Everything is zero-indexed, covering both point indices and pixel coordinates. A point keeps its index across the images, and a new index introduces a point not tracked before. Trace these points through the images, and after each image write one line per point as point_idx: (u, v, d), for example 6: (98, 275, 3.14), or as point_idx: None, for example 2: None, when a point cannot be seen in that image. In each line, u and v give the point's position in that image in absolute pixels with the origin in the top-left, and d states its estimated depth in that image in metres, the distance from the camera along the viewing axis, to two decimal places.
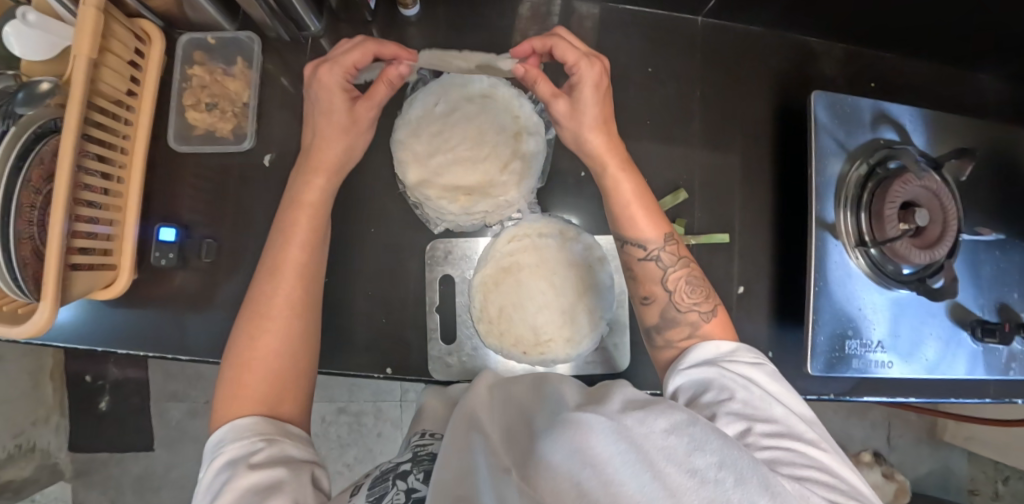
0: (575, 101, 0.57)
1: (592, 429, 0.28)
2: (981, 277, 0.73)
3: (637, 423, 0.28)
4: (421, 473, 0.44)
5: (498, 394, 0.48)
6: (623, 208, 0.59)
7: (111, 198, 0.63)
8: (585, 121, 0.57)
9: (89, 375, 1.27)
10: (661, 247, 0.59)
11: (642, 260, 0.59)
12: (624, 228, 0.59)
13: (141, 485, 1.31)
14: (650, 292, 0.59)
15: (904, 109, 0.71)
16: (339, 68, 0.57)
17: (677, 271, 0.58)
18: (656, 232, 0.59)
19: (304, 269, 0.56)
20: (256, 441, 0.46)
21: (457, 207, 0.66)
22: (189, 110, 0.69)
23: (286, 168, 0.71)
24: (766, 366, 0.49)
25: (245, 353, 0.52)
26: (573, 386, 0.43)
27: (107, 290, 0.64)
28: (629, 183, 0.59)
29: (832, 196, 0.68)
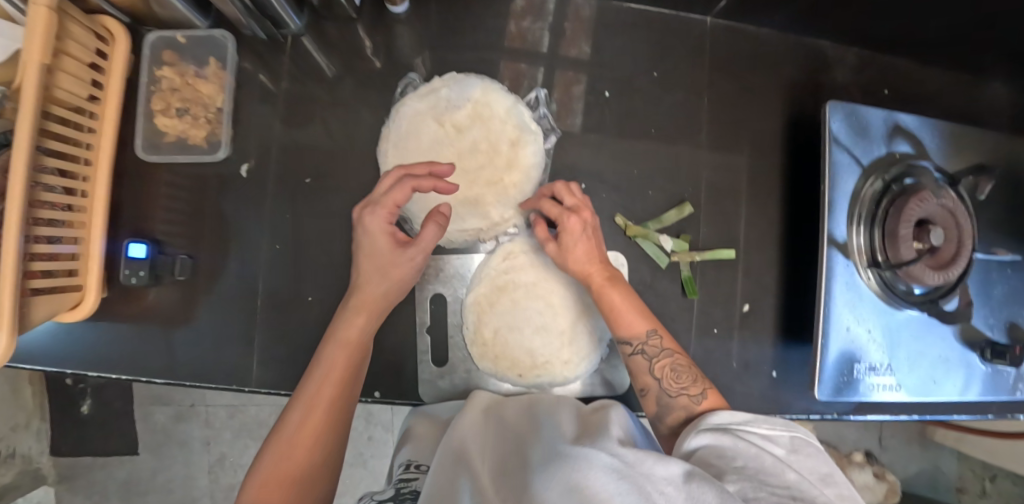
0: (563, 245, 0.57)
1: (589, 461, 0.36)
2: (992, 297, 0.70)
3: (633, 469, 0.35)
4: None
5: (490, 423, 0.54)
6: (609, 311, 0.55)
7: (75, 214, 0.58)
8: (572, 250, 0.57)
9: (71, 378, 1.22)
10: (646, 341, 0.53)
11: (631, 356, 0.54)
12: (611, 326, 0.55)
13: (127, 490, 1.26)
14: (644, 384, 0.53)
15: (921, 121, 0.67)
16: (383, 210, 0.55)
17: (662, 361, 0.52)
18: (641, 327, 0.54)
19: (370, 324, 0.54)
20: None
21: (451, 226, 0.62)
22: (159, 116, 0.63)
23: (264, 178, 0.67)
24: (793, 437, 0.42)
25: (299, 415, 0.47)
26: (563, 417, 0.51)
27: (72, 311, 0.60)
28: (619, 294, 0.55)
29: (845, 213, 0.65)
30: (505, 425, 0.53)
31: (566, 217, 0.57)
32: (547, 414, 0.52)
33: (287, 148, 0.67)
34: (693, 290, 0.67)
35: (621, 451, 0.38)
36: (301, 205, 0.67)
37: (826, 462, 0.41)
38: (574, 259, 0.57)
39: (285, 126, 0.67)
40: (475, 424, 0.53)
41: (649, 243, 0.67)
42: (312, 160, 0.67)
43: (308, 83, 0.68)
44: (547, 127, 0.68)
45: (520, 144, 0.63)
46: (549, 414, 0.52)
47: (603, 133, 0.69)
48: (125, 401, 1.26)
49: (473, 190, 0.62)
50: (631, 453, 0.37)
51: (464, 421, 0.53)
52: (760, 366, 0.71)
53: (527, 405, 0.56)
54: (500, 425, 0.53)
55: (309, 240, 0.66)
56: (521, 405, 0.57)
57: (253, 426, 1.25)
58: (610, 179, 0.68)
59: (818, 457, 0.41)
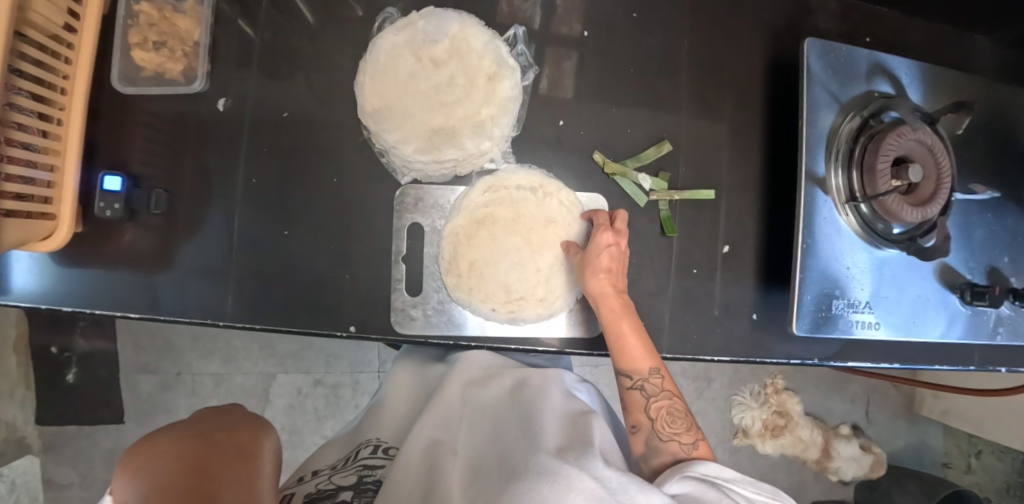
0: (588, 255, 0.61)
1: (571, 483, 0.41)
2: (973, 240, 0.70)
3: (611, 497, 0.40)
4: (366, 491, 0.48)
5: (470, 400, 0.58)
6: (616, 337, 0.59)
7: (49, 140, 0.57)
8: (591, 262, 0.61)
9: (55, 346, 1.18)
10: (647, 378, 0.57)
11: (629, 389, 0.58)
12: (615, 354, 0.59)
13: (112, 459, 1.20)
14: (636, 420, 0.56)
15: (901, 61, 0.67)
16: None
17: (660, 402, 0.56)
18: (647, 363, 0.57)
19: None
20: None
21: (428, 157, 0.62)
22: (135, 49, 0.64)
23: (243, 116, 0.67)
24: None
25: None
26: (544, 409, 0.55)
27: (45, 243, 0.59)
28: (628, 323, 0.59)
29: (822, 150, 0.65)
30: (484, 406, 0.57)
31: (602, 233, 0.62)
32: (528, 405, 0.55)
33: (267, 87, 0.67)
34: (672, 229, 0.67)
35: (602, 471, 0.43)
36: (280, 140, 0.66)
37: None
38: (598, 274, 0.60)
39: (263, 64, 0.67)
40: (455, 404, 0.58)
41: (628, 182, 0.68)
42: (292, 98, 0.67)
43: (288, 32, 0.68)
44: (525, 64, 0.68)
45: (498, 79, 0.63)
46: (528, 402, 0.56)
47: (583, 74, 0.69)
48: (111, 370, 1.21)
49: (450, 122, 0.62)
50: (611, 475, 0.42)
51: (446, 394, 0.58)
52: (742, 308, 0.70)
53: (510, 384, 0.60)
54: (478, 404, 0.58)
55: (288, 175, 0.66)
56: (505, 382, 0.61)
57: (239, 395, 1.24)
58: (590, 118, 0.69)
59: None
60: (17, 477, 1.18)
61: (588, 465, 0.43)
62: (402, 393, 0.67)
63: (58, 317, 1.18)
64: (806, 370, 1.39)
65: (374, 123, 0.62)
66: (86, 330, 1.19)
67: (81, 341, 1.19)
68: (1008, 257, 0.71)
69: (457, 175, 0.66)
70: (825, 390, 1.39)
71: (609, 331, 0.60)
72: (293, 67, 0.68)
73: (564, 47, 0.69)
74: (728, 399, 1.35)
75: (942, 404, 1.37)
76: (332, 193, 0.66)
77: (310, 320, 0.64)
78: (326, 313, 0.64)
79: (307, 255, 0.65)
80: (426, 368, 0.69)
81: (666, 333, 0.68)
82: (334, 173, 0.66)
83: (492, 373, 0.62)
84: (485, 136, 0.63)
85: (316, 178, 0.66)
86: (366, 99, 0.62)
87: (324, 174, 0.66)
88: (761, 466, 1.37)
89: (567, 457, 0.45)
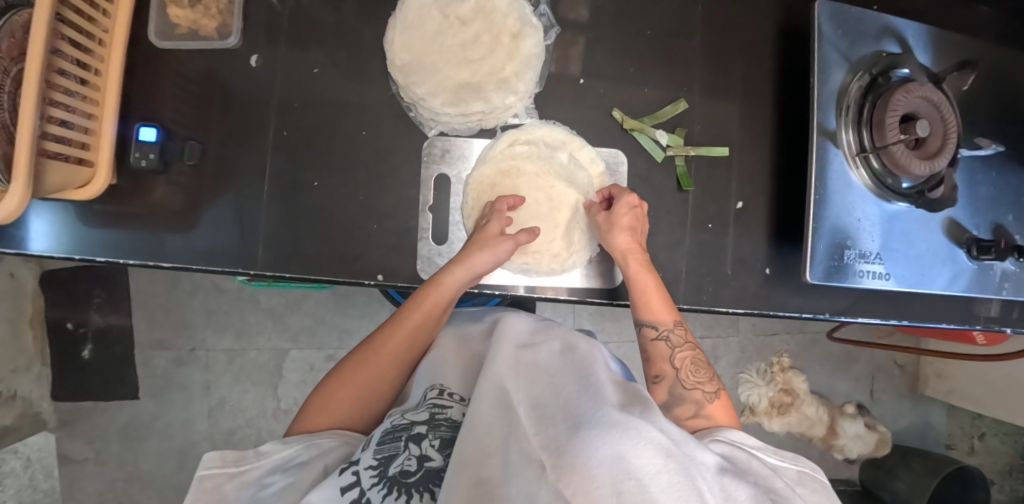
0: (614, 213, 0.65)
1: (639, 432, 0.32)
2: (978, 197, 0.72)
3: (678, 449, 0.33)
4: (435, 440, 0.42)
5: (525, 359, 0.49)
6: (639, 290, 0.62)
7: (88, 89, 0.60)
8: (616, 219, 0.65)
9: (72, 322, 1.15)
10: (671, 329, 0.60)
11: (653, 340, 0.59)
12: (640, 309, 0.62)
13: (126, 436, 1.17)
14: (660, 371, 0.57)
15: (909, 24, 0.70)
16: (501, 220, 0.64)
17: (684, 353, 0.57)
18: (668, 317, 0.61)
19: (437, 309, 0.62)
20: (299, 448, 0.48)
21: (454, 110, 0.66)
22: (171, 5, 0.66)
23: (271, 72, 0.69)
24: (800, 472, 0.47)
25: (353, 371, 0.57)
26: (603, 370, 0.47)
27: (80, 190, 0.61)
28: (651, 277, 0.63)
29: (833, 106, 0.67)
30: (540, 364, 0.48)
31: (622, 194, 0.66)
32: (588, 364, 0.47)
33: (296, 46, 0.70)
34: (688, 183, 0.71)
35: (664, 425, 0.36)
36: (312, 97, 0.69)
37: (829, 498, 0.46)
38: (620, 231, 0.64)
39: (293, 24, 0.70)
40: (511, 360, 0.49)
41: (645, 137, 0.71)
42: (320, 57, 0.70)
43: (315, 4, 0.70)
44: (546, 25, 0.71)
45: (520, 36, 0.66)
46: (586, 360, 0.48)
47: (600, 37, 0.72)
48: (126, 345, 1.18)
49: (476, 78, 0.66)
50: (672, 429, 0.36)
51: (499, 355, 0.50)
52: (754, 264, 0.73)
53: (560, 347, 0.52)
54: (535, 363, 0.49)
55: (317, 131, 0.69)
56: (554, 346, 0.53)
57: (253, 371, 1.20)
58: (607, 78, 0.72)
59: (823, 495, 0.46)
60: (32, 453, 1.12)
61: (650, 417, 0.36)
62: (449, 353, 0.60)
63: (76, 292, 1.15)
64: (812, 349, 1.40)
65: (405, 76, 0.65)
66: (102, 306, 1.16)
67: (97, 317, 1.16)
68: (1012, 216, 0.73)
69: (482, 129, 0.70)
70: (830, 368, 1.40)
71: (634, 283, 0.63)
72: (320, 42, 0.70)
73: (574, 32, 0.72)
74: (735, 377, 1.37)
75: (946, 384, 1.37)
76: (359, 145, 0.69)
77: (336, 268, 0.67)
78: (355, 263, 0.68)
79: (334, 207, 0.68)
80: (467, 330, 0.64)
81: (683, 287, 0.71)
82: (361, 126, 0.69)
83: (538, 339, 0.55)
84: (509, 91, 0.67)
85: (342, 132, 0.69)
86: (396, 54, 0.66)
87: (352, 126, 0.69)
88: (768, 444, 1.37)
89: (631, 411, 0.36)
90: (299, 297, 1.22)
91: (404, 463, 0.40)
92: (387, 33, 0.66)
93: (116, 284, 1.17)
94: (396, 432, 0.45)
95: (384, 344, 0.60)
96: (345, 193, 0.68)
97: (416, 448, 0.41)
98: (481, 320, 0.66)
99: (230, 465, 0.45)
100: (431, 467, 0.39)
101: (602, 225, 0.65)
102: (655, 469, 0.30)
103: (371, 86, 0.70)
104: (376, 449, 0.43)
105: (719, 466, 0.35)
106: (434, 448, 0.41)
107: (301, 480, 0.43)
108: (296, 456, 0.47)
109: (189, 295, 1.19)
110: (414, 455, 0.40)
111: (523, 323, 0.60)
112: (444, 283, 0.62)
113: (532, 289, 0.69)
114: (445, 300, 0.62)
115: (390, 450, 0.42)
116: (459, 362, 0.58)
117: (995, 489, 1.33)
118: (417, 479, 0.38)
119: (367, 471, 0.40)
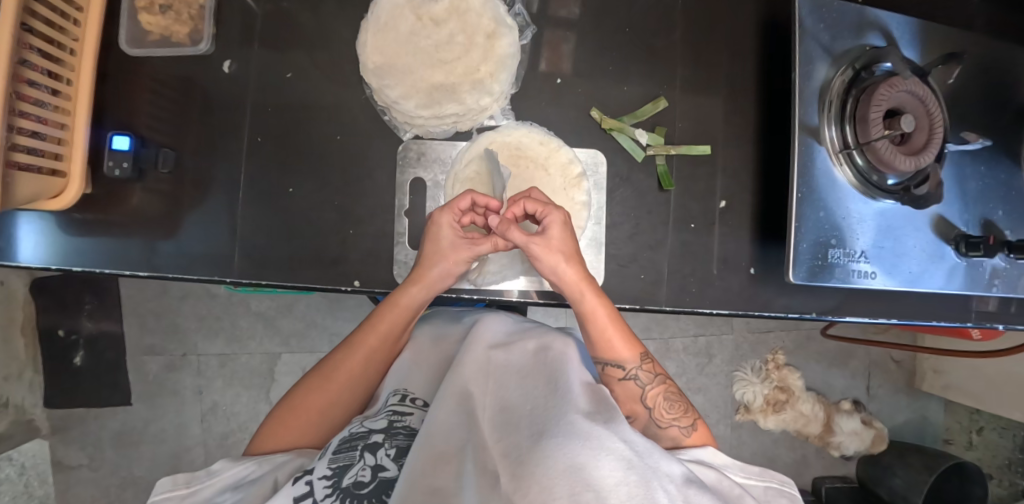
0: (548, 238, 0.58)
1: (601, 441, 0.31)
2: (967, 192, 0.71)
3: (642, 460, 0.32)
4: (391, 449, 0.45)
5: (496, 359, 0.50)
6: (598, 328, 0.57)
7: (60, 100, 0.59)
8: (551, 247, 0.58)
9: (63, 329, 1.14)
10: (638, 366, 0.56)
11: (621, 380, 0.56)
12: (599, 350, 0.57)
13: (120, 441, 1.16)
14: (632, 410, 0.55)
15: (895, 16, 0.68)
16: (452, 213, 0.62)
17: (656, 389, 0.56)
18: (632, 352, 0.56)
19: (400, 323, 0.60)
20: (248, 465, 0.49)
21: (427, 112, 0.66)
22: (143, 13, 0.66)
23: (245, 78, 0.69)
24: (767, 488, 0.47)
25: (304, 395, 0.56)
26: (573, 372, 0.46)
27: (53, 201, 0.61)
28: (604, 307, 0.58)
29: (815, 102, 0.66)
30: (511, 366, 0.48)
31: (546, 218, 0.59)
32: (559, 365, 0.46)
33: (272, 49, 0.69)
34: (669, 183, 0.71)
35: (630, 435, 0.34)
36: (289, 100, 0.69)
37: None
38: (563, 262, 0.58)
39: (268, 27, 0.69)
40: (481, 361, 0.50)
41: (625, 137, 0.71)
42: (296, 60, 0.70)
43: (292, 7, 0.70)
44: (522, 24, 0.71)
45: (495, 36, 0.67)
46: (557, 361, 0.47)
47: (578, 37, 0.71)
48: (118, 351, 1.16)
49: (451, 80, 0.66)
50: (637, 439, 0.34)
51: (468, 358, 0.50)
52: (739, 263, 0.72)
53: (534, 347, 0.52)
54: (504, 365, 0.49)
55: (292, 137, 0.69)
56: (528, 346, 0.52)
57: (245, 375, 1.19)
58: (586, 77, 0.72)
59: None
60: (26, 460, 1.12)
61: (614, 426, 0.35)
62: (423, 355, 0.62)
63: (64, 298, 1.14)
64: (807, 345, 1.39)
65: (377, 79, 0.66)
66: (93, 312, 1.15)
67: (88, 323, 1.15)
68: (1001, 211, 0.72)
69: (458, 131, 0.70)
70: (825, 364, 1.39)
71: (591, 322, 0.57)
72: (297, 44, 0.70)
73: (562, 29, 0.71)
74: (730, 375, 1.35)
75: (943, 379, 1.35)
76: (335, 150, 0.69)
77: (315, 273, 0.68)
78: (332, 268, 0.68)
79: (311, 212, 0.68)
80: (443, 330, 0.64)
81: (665, 288, 0.71)
82: (336, 130, 0.69)
83: (514, 341, 0.54)
84: (484, 92, 0.67)
85: (317, 137, 0.69)
86: (369, 56, 0.66)
87: (328, 131, 0.69)
88: (764, 442, 1.36)
89: (596, 419, 0.35)
90: (289, 300, 1.21)
91: (358, 473, 0.42)
92: (359, 36, 0.66)
93: (105, 289, 1.15)
94: (353, 440, 0.47)
95: (340, 367, 0.58)
96: (323, 198, 0.69)
97: (372, 457, 0.44)
98: (458, 322, 0.66)
99: (183, 487, 0.46)
100: (385, 477, 0.42)
101: (540, 256, 0.58)
102: (614, 481, 0.29)
103: (347, 89, 0.70)
104: (331, 459, 0.44)
105: (686, 476, 0.34)
106: (389, 458, 0.44)
107: (251, 493, 0.44)
108: (247, 472, 0.48)
109: (179, 300, 1.18)
110: (369, 464, 0.43)
111: (501, 326, 0.59)
112: (402, 301, 0.60)
113: (525, 293, 0.71)
114: (402, 316, 0.60)
115: (344, 460, 0.44)
116: (430, 365, 0.60)
117: (994, 484, 1.32)
118: (370, 490, 0.40)
119: (321, 481, 0.42)
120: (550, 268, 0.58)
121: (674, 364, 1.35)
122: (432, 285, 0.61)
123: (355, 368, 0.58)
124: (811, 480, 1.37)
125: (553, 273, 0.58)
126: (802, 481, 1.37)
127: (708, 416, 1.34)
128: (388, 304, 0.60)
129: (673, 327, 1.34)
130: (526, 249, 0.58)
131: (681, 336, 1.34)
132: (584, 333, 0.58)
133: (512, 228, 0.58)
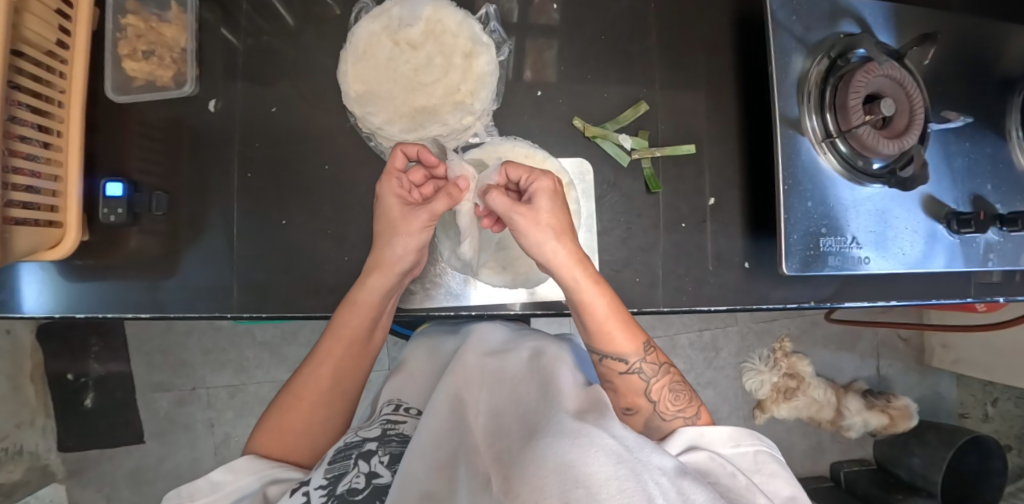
0: (534, 209, 0.53)
1: (590, 438, 0.31)
2: (954, 170, 0.71)
3: (632, 454, 0.31)
4: (385, 456, 0.45)
5: (490, 367, 0.51)
6: (596, 321, 0.55)
7: (52, 152, 0.60)
8: (539, 221, 0.53)
9: (71, 373, 1.14)
10: (642, 359, 0.55)
11: (625, 374, 0.55)
12: (600, 344, 0.55)
13: (136, 479, 1.16)
14: (633, 403, 0.55)
15: (865, 1, 0.69)
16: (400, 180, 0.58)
17: (661, 382, 0.55)
18: (636, 344, 0.55)
19: (355, 337, 0.59)
20: (252, 483, 0.48)
21: (412, 135, 0.68)
22: (126, 60, 0.68)
23: (231, 115, 0.70)
24: (757, 453, 0.46)
25: (274, 420, 0.55)
26: (566, 376, 0.46)
27: (52, 251, 0.62)
28: (604, 297, 0.55)
29: (794, 94, 0.67)
30: (505, 373, 0.49)
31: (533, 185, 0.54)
32: (552, 368, 0.47)
33: (255, 84, 0.71)
34: (656, 186, 0.71)
35: (620, 431, 0.34)
36: (274, 134, 0.70)
37: (787, 481, 0.44)
38: (550, 239, 0.53)
39: (251, 62, 0.71)
40: (476, 369, 0.51)
41: (609, 143, 0.71)
42: (280, 92, 0.71)
43: (273, 40, 0.71)
44: (499, 40, 0.72)
45: (474, 55, 0.69)
46: (550, 364, 0.48)
47: (559, 48, 0.73)
48: (127, 390, 1.16)
49: (431, 102, 0.69)
50: (627, 435, 0.34)
51: (462, 366, 0.51)
52: (733, 258, 0.72)
53: (528, 353, 0.52)
54: (499, 372, 0.49)
55: (281, 169, 0.70)
56: (522, 352, 0.53)
57: (255, 405, 1.20)
58: (567, 86, 0.72)
59: (784, 481, 0.44)
60: None
61: (605, 423, 0.35)
62: (418, 368, 0.62)
63: (70, 342, 1.14)
64: (812, 330, 1.38)
65: (361, 106, 0.68)
66: (100, 353, 1.15)
67: (96, 365, 1.15)
68: (990, 185, 0.72)
69: None
70: (833, 348, 1.38)
71: (589, 313, 0.55)
72: (281, 76, 0.71)
73: (542, 37, 0.73)
74: (738, 366, 1.35)
75: (951, 354, 1.34)
76: (325, 180, 0.70)
77: (314, 301, 0.69)
78: (331, 294, 0.69)
79: (301, 242, 0.69)
80: (438, 345, 0.65)
81: (660, 290, 0.71)
82: (324, 160, 0.70)
83: (508, 347, 0.55)
84: (465, 111, 0.69)
85: (307, 166, 0.71)
86: (350, 85, 0.68)
87: (316, 161, 0.70)
88: (779, 430, 1.35)
89: (586, 418, 0.35)
90: (293, 327, 1.22)
91: (353, 481, 0.42)
92: (340, 65, 0.68)
93: (111, 330, 1.16)
94: (348, 449, 0.47)
95: (308, 384, 0.57)
96: (311, 227, 0.70)
97: (366, 464, 0.44)
98: (455, 333, 0.67)
99: (185, 501, 0.46)
100: (379, 483, 0.42)
101: (526, 230, 0.53)
102: (605, 476, 0.28)
103: (332, 117, 0.71)
104: (327, 468, 0.44)
105: (678, 469, 0.33)
106: (383, 465, 0.44)
107: None
108: (250, 489, 0.47)
109: (184, 335, 1.18)
110: (363, 471, 0.43)
111: (496, 334, 0.60)
112: (361, 299, 0.59)
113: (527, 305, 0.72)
114: (358, 334, 0.59)
115: (339, 469, 0.43)
116: (425, 378, 0.60)
117: (1014, 455, 1.29)
118: (364, 497, 0.40)
119: (317, 490, 0.41)
120: (536, 245, 0.53)
121: (681, 360, 1.35)
122: (395, 272, 0.59)
123: (326, 383, 0.57)
124: (829, 466, 1.37)
125: (540, 251, 0.53)
126: (820, 468, 1.36)
127: (719, 409, 1.34)
128: (348, 303, 0.59)
129: (677, 323, 1.34)
130: (507, 219, 0.53)
131: (686, 331, 1.34)
132: (582, 324, 0.56)
133: (495, 191, 0.52)
